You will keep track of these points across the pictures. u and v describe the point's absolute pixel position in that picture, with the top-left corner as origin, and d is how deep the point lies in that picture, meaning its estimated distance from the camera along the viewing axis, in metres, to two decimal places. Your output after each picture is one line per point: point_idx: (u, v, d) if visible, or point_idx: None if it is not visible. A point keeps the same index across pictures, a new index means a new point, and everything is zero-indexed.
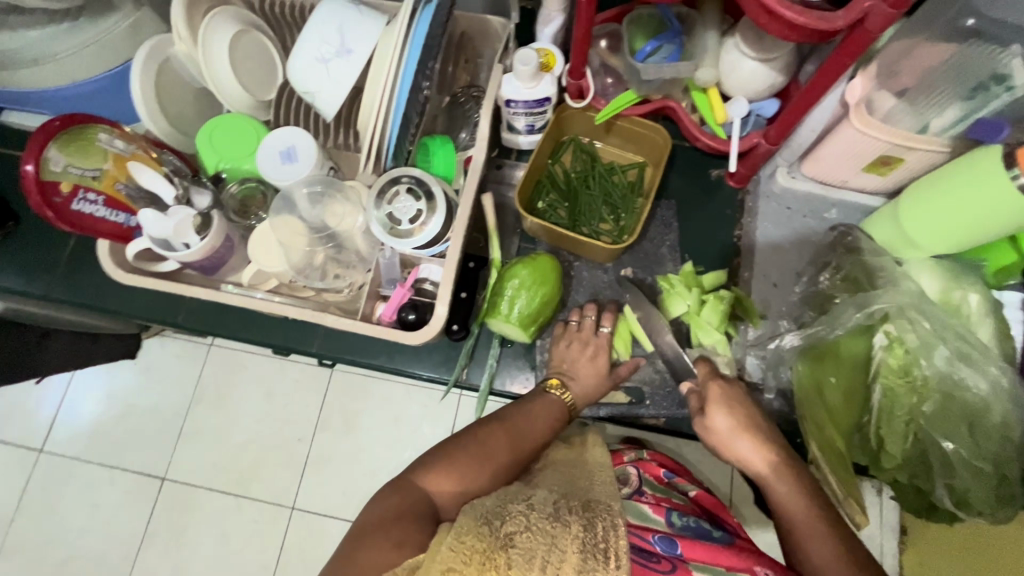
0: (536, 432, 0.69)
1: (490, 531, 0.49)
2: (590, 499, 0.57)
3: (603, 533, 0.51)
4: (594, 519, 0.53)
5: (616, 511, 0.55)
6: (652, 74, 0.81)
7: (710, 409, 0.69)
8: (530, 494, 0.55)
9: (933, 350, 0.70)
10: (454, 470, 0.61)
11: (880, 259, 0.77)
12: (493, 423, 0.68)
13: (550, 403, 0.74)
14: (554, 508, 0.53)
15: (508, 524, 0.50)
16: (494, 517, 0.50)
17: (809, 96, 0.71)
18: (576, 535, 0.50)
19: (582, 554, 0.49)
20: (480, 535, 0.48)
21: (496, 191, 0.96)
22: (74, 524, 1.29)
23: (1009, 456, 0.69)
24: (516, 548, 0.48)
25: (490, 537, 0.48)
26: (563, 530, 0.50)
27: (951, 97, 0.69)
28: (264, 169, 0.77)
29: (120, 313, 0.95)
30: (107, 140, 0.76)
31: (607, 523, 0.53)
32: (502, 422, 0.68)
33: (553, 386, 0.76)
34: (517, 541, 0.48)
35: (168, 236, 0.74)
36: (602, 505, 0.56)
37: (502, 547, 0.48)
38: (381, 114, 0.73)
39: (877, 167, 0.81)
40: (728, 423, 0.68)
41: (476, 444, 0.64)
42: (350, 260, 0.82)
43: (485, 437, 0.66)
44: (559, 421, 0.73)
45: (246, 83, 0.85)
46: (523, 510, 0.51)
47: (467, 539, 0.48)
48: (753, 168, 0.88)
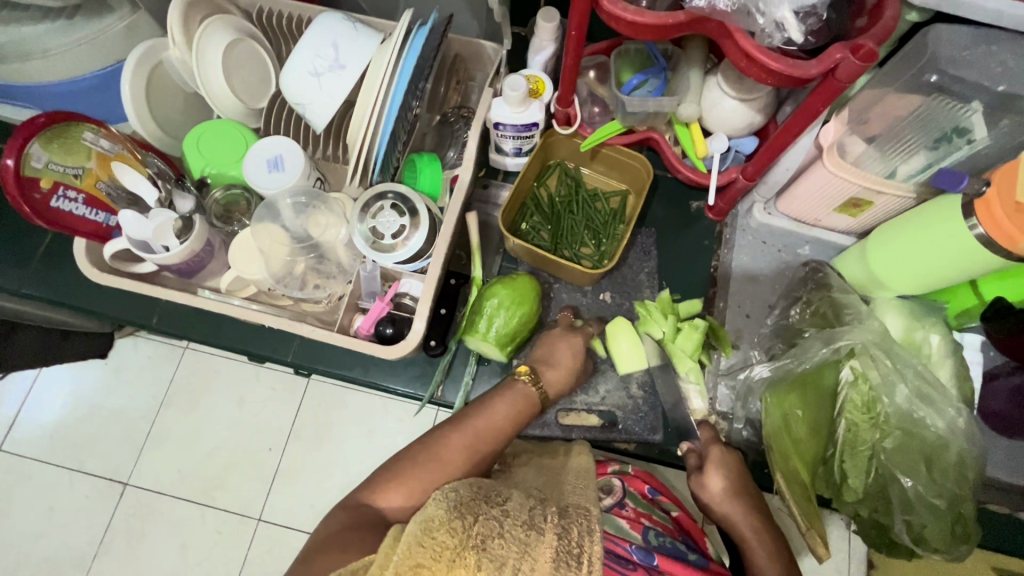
0: (498, 429, 0.67)
1: (463, 528, 0.48)
2: (566, 505, 0.57)
3: (578, 539, 0.52)
4: (569, 525, 0.53)
5: (592, 517, 0.55)
6: (636, 107, 0.84)
7: (709, 469, 0.73)
8: (506, 497, 0.54)
9: (895, 388, 0.72)
10: (409, 485, 0.59)
11: (848, 295, 0.79)
12: (452, 427, 0.65)
13: (518, 394, 0.71)
14: (529, 514, 0.53)
15: (481, 525, 0.49)
16: (466, 512, 0.50)
17: (784, 137, 0.74)
18: (551, 543, 0.50)
19: (556, 561, 0.49)
20: (451, 531, 0.48)
21: (481, 210, 0.97)
22: (28, 528, 1.24)
23: (963, 493, 0.70)
24: (488, 552, 0.48)
25: (462, 534, 0.48)
26: (538, 538, 0.50)
27: (917, 146, 0.73)
28: (250, 177, 0.78)
29: (93, 313, 0.93)
30: (93, 139, 0.76)
31: (583, 527, 0.53)
32: (462, 426, 0.65)
33: (523, 373, 0.74)
34: (489, 545, 0.48)
35: (148, 238, 0.74)
36: (579, 510, 0.56)
37: (474, 547, 0.48)
38: (370, 131, 0.75)
39: (847, 209, 0.84)
40: (721, 483, 0.72)
41: (433, 453, 0.62)
42: (331, 271, 0.82)
43: (444, 444, 0.63)
44: (529, 415, 0.71)
45: (238, 91, 0.86)
46: (498, 513, 0.51)
47: (437, 535, 0.47)
48: (730, 202, 0.91)
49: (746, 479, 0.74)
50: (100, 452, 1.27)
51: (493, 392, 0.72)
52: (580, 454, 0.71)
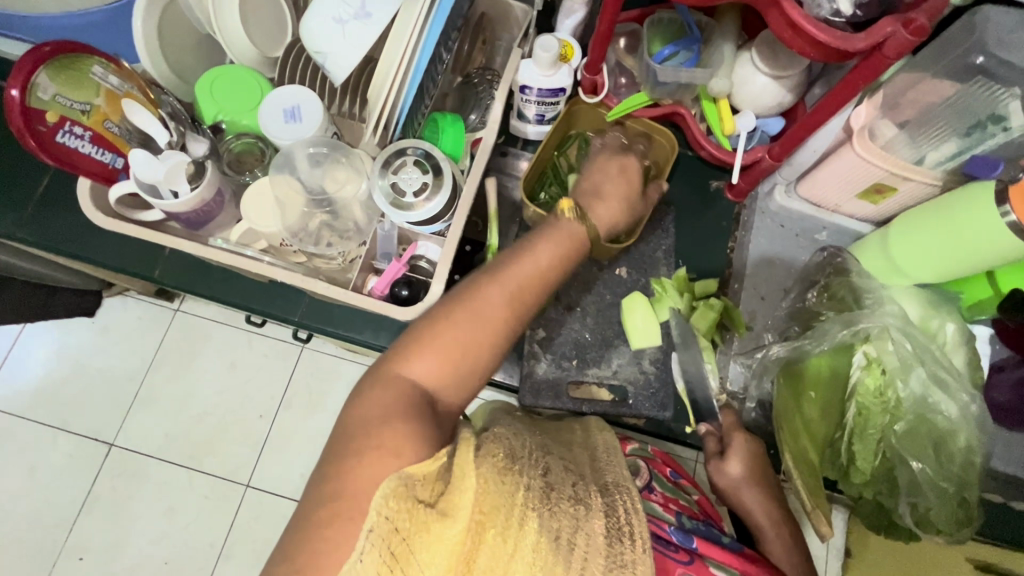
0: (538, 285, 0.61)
1: (525, 485, 0.49)
2: (606, 481, 0.59)
3: (625, 516, 0.55)
4: (615, 502, 0.56)
5: (634, 493, 0.58)
6: (668, 77, 0.82)
7: (730, 458, 0.75)
8: (550, 466, 0.55)
9: (910, 372, 0.73)
10: (443, 350, 0.55)
11: (866, 281, 0.80)
12: (490, 283, 0.58)
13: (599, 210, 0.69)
14: (574, 488, 0.55)
15: (537, 487, 0.50)
16: (522, 469, 0.51)
17: (817, 117, 0.72)
18: (603, 518, 0.53)
19: (609, 537, 0.52)
20: (516, 486, 0.49)
21: (498, 178, 0.95)
22: (11, 485, 1.21)
23: (970, 479, 0.72)
24: (545, 519, 0.49)
25: (523, 493, 0.49)
26: (589, 513, 0.53)
27: (949, 132, 0.73)
28: (266, 125, 0.75)
29: (91, 262, 0.90)
30: (102, 74, 0.72)
31: (627, 504, 0.56)
32: (499, 277, 0.59)
33: (566, 209, 0.67)
34: (547, 512, 0.49)
35: (157, 181, 0.71)
36: (620, 487, 0.58)
37: (536, 510, 0.49)
38: (395, 83, 0.72)
39: (870, 195, 0.83)
40: (742, 472, 0.74)
41: (468, 309, 0.56)
42: (346, 228, 0.79)
43: (489, 316, 0.57)
44: (575, 255, 0.65)
45: (255, 37, 0.82)
46: (548, 482, 0.52)
47: (506, 481, 0.48)
48: (753, 182, 0.89)
49: (764, 465, 0.76)
50: (89, 410, 1.24)
51: (539, 235, 0.65)
52: (602, 428, 0.69)
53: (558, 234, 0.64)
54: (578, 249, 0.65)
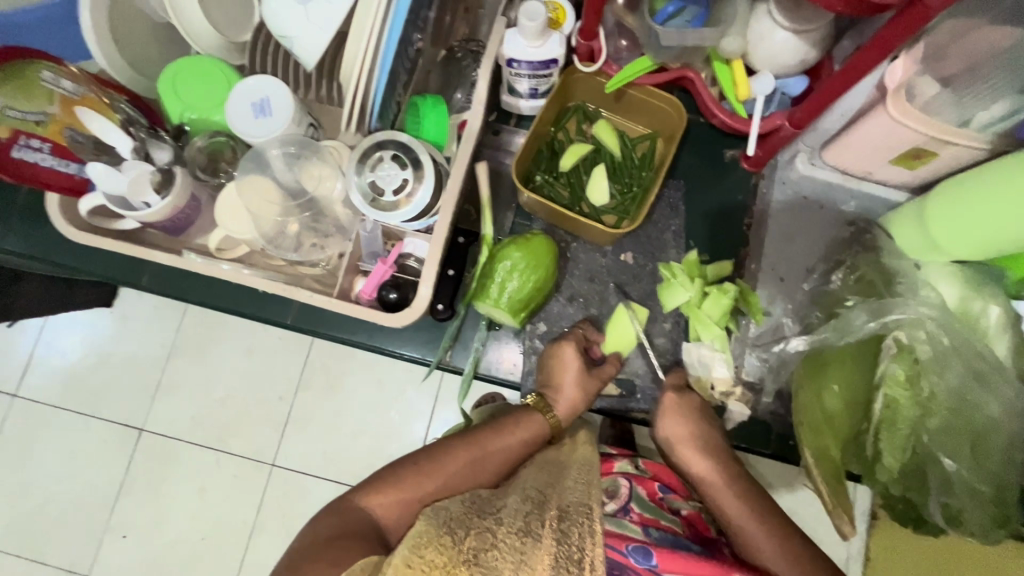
0: (508, 453, 0.66)
1: (454, 544, 0.48)
2: (566, 505, 0.53)
3: (578, 544, 0.49)
4: (569, 527, 0.50)
5: (593, 515, 0.51)
6: (673, 40, 0.73)
7: (664, 418, 0.72)
8: (500, 508, 0.53)
9: (947, 366, 0.67)
10: (402, 488, 0.59)
11: (899, 261, 0.73)
12: (461, 442, 0.64)
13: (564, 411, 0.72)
14: (524, 521, 0.51)
15: (473, 538, 0.48)
16: (456, 527, 0.50)
17: (846, 79, 0.64)
18: (548, 549, 0.48)
19: (555, 569, 0.47)
20: (441, 548, 0.47)
21: (492, 159, 0.88)
22: (47, 472, 1.26)
23: (1010, 478, 0.66)
24: (480, 566, 0.46)
25: (452, 550, 0.47)
26: (534, 546, 0.48)
27: (1003, 90, 0.61)
28: (235, 125, 0.69)
29: (79, 270, 0.87)
30: (53, 79, 0.67)
31: (584, 529, 0.50)
32: (466, 441, 0.64)
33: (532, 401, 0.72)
34: (482, 559, 0.47)
35: (124, 193, 0.66)
36: (581, 508, 0.52)
37: (466, 563, 0.46)
38: (364, 69, 0.65)
39: (907, 160, 0.74)
40: (676, 429, 0.71)
41: (433, 460, 0.61)
42: (329, 229, 0.75)
43: (450, 469, 0.61)
44: (538, 445, 0.69)
45: (216, 20, 0.75)
46: (490, 524, 0.50)
47: (425, 553, 0.46)
48: (772, 151, 0.80)
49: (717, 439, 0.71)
50: (113, 401, 1.26)
51: (504, 417, 0.69)
52: (589, 442, 0.68)
53: (526, 423, 0.69)
54: (539, 442, 0.69)
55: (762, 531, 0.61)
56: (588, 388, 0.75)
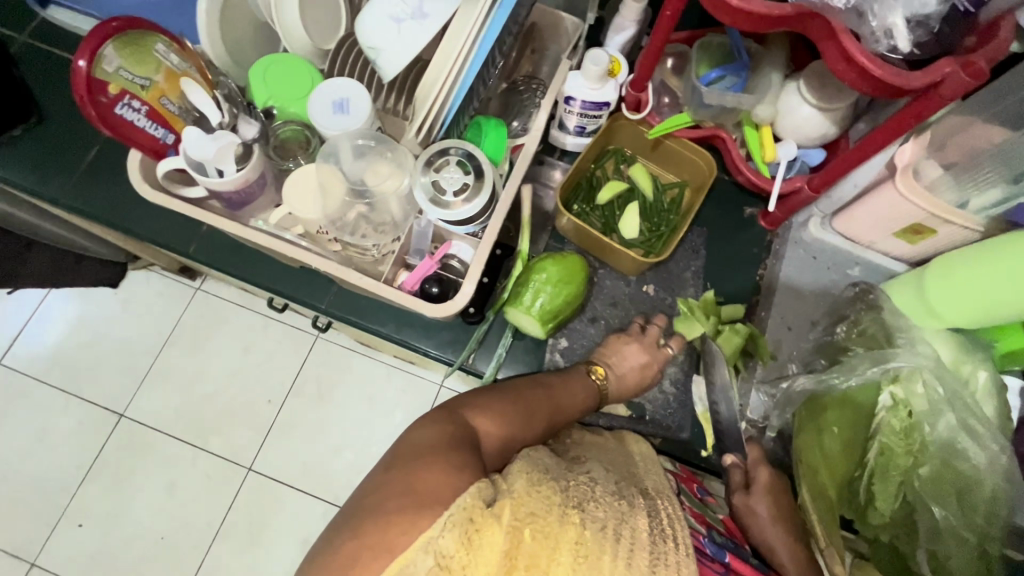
0: (571, 411, 0.71)
1: (564, 487, 0.48)
2: (647, 487, 0.57)
3: (666, 521, 0.52)
4: (656, 506, 0.53)
5: (674, 502, 0.55)
6: (713, 100, 0.83)
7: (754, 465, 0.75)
8: (589, 468, 0.55)
9: (939, 417, 0.71)
10: (499, 415, 0.61)
11: (900, 318, 0.79)
12: (540, 390, 0.68)
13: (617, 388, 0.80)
14: (617, 486, 0.53)
15: (577, 488, 0.49)
16: (559, 476, 0.50)
17: (861, 153, 0.73)
18: (645, 517, 0.50)
19: (652, 535, 0.49)
20: (553, 488, 0.48)
21: (534, 186, 0.96)
22: (18, 445, 1.23)
23: (993, 532, 0.70)
24: (588, 514, 0.47)
25: (561, 493, 0.47)
26: (631, 509, 0.50)
27: (997, 178, 0.72)
28: (314, 115, 0.77)
29: (124, 231, 0.91)
30: (164, 52, 0.74)
31: (670, 512, 0.53)
32: (544, 390, 0.69)
33: (597, 371, 0.78)
34: (588, 506, 0.47)
35: (207, 159, 0.72)
36: (660, 494, 0.56)
37: (576, 507, 0.47)
38: (445, 87, 0.73)
39: (909, 234, 0.83)
40: (768, 509, 0.71)
41: (519, 399, 0.65)
42: (381, 223, 0.80)
43: (533, 406, 0.66)
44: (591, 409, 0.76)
45: (313, 29, 0.84)
46: (589, 481, 0.51)
47: (543, 488, 0.47)
48: (789, 212, 0.89)
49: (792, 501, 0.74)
50: (100, 382, 1.26)
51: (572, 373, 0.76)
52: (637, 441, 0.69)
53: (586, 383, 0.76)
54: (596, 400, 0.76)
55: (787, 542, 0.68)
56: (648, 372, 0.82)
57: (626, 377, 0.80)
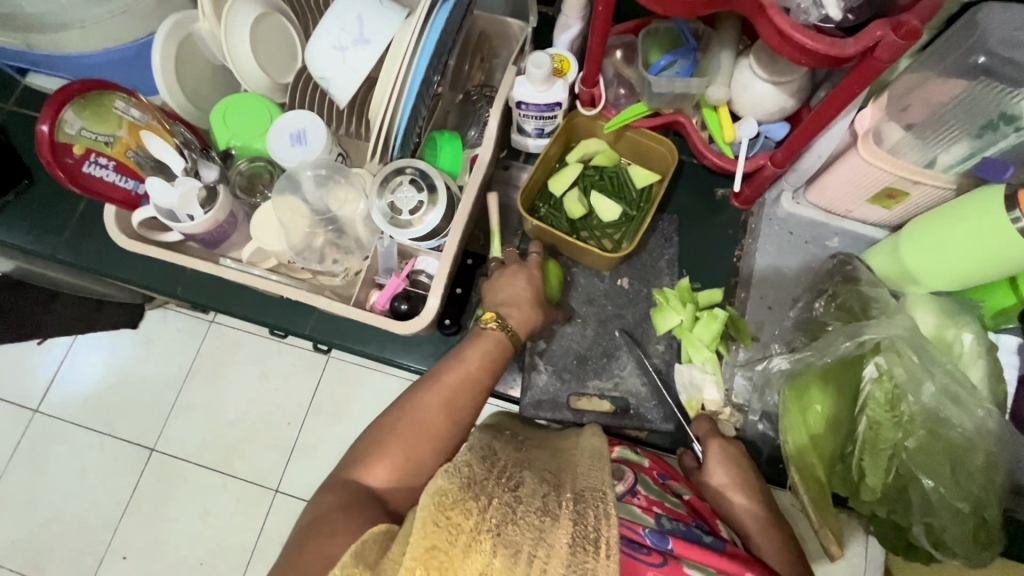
0: (474, 379, 0.66)
1: (478, 510, 0.48)
2: (581, 489, 0.55)
3: (594, 524, 0.50)
4: (585, 510, 0.52)
5: (608, 499, 0.53)
6: (663, 87, 0.82)
7: (710, 465, 0.73)
8: (518, 482, 0.54)
9: (921, 386, 0.69)
10: (392, 458, 0.60)
11: (877, 289, 0.77)
12: (430, 388, 0.64)
13: (518, 323, 0.73)
14: (542, 501, 0.52)
15: (493, 508, 0.49)
16: (478, 493, 0.50)
17: (818, 121, 0.70)
18: (566, 529, 0.49)
19: (572, 547, 0.48)
20: (467, 513, 0.48)
21: (502, 191, 0.97)
22: (60, 484, 1.25)
23: (989, 499, 0.68)
24: (503, 538, 0.47)
25: (476, 517, 0.48)
26: (552, 524, 0.49)
27: (961, 133, 0.69)
28: (273, 149, 0.79)
29: (118, 278, 0.96)
30: (124, 108, 0.78)
31: (599, 511, 0.52)
32: (437, 386, 0.65)
33: (489, 320, 0.71)
34: (504, 531, 0.48)
35: (173, 206, 0.76)
36: (595, 493, 0.54)
37: (489, 532, 0.47)
38: (391, 104, 0.74)
39: (882, 199, 0.81)
40: (726, 478, 0.71)
41: (411, 421, 0.62)
42: (350, 246, 0.83)
43: (418, 407, 0.63)
44: (502, 362, 0.70)
45: (265, 65, 0.86)
46: (510, 499, 0.51)
47: (451, 515, 0.47)
48: (758, 189, 0.88)
49: (757, 481, 0.72)
50: (131, 418, 1.27)
51: (465, 341, 0.70)
52: (593, 433, 0.69)
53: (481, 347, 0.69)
54: (501, 358, 0.70)
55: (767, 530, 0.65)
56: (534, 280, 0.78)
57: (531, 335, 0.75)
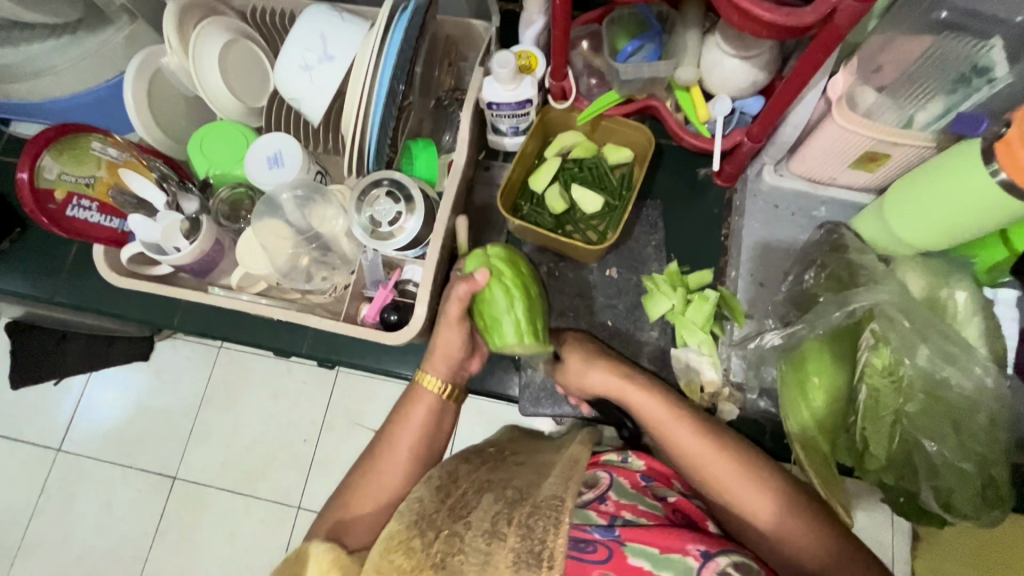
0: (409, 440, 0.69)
1: (422, 547, 0.54)
2: (540, 501, 0.57)
3: (541, 537, 0.52)
4: (535, 522, 0.54)
5: (562, 508, 0.54)
6: (630, 74, 0.82)
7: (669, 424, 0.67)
8: (471, 508, 0.60)
9: (915, 350, 0.68)
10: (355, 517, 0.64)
11: (865, 256, 0.77)
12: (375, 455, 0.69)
13: (434, 367, 0.73)
14: (492, 522, 0.57)
15: (440, 544, 0.55)
16: (425, 529, 0.56)
17: (789, 91, 0.69)
18: (511, 548, 0.52)
19: (516, 564, 0.51)
20: (409, 552, 0.53)
21: (484, 192, 0.97)
22: (88, 522, 1.27)
23: (995, 457, 0.67)
24: (447, 569, 0.52)
25: (419, 554, 0.53)
26: (498, 547, 0.53)
27: (934, 90, 0.68)
28: (252, 173, 0.80)
29: (117, 315, 0.97)
30: (101, 148, 0.80)
31: (549, 521, 0.53)
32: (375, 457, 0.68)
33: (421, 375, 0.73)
34: (449, 561, 0.53)
35: (158, 240, 0.76)
36: (552, 502, 0.55)
37: (433, 566, 0.52)
38: (360, 119, 0.75)
39: (864, 164, 0.79)
40: (663, 412, 0.69)
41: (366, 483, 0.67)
42: (335, 262, 0.83)
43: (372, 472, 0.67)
44: (437, 417, 0.72)
45: (237, 91, 0.87)
46: (458, 527, 0.57)
47: (394, 555, 0.53)
48: (739, 166, 0.87)
49: (699, 414, 0.69)
50: (149, 448, 1.28)
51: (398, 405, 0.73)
52: (579, 442, 0.74)
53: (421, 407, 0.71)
54: (438, 420, 0.72)
55: (755, 488, 0.62)
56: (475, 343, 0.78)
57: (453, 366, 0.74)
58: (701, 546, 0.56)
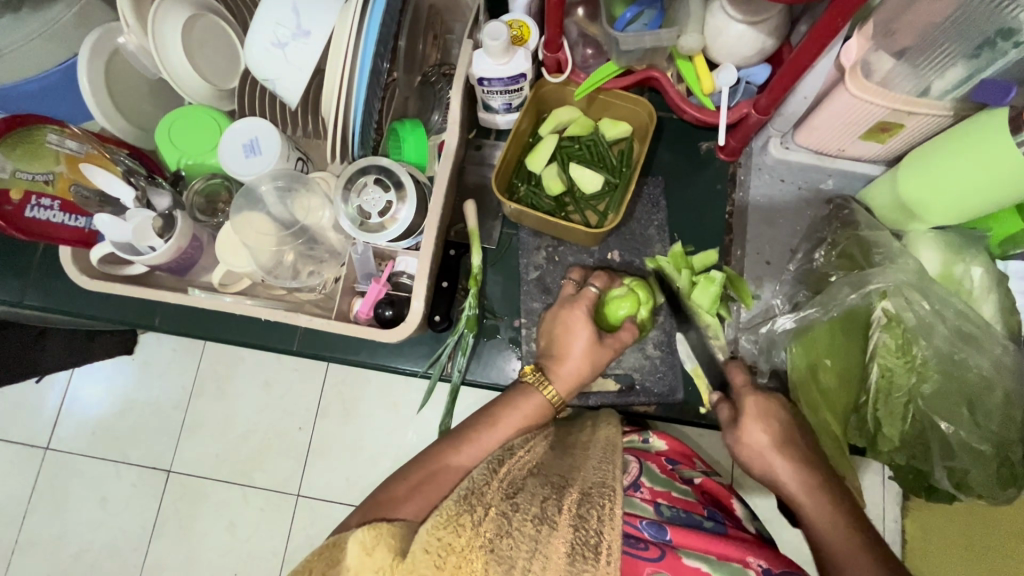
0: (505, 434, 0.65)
1: (472, 525, 0.50)
2: (588, 487, 0.58)
3: (596, 528, 0.53)
4: (588, 512, 0.55)
5: (614, 498, 0.56)
6: (631, 44, 0.76)
7: (747, 423, 0.65)
8: (520, 489, 0.57)
9: (932, 331, 0.67)
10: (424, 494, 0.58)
11: (876, 233, 0.75)
12: (447, 445, 0.64)
13: (564, 386, 0.70)
14: (542, 507, 0.55)
15: (489, 521, 0.52)
16: (474, 505, 0.53)
17: (802, 59, 0.65)
18: (565, 536, 0.52)
19: (570, 556, 0.51)
20: (459, 530, 0.49)
21: (476, 173, 0.91)
22: (84, 518, 1.24)
23: (1010, 436, 0.66)
24: (496, 552, 0.50)
25: (469, 532, 0.50)
26: (550, 533, 0.52)
27: (954, 56, 0.64)
28: (226, 163, 0.74)
29: (91, 316, 0.92)
30: (57, 141, 0.73)
31: (603, 512, 0.55)
32: (463, 441, 0.64)
33: (528, 374, 0.70)
34: (498, 545, 0.50)
35: (131, 240, 0.71)
36: (602, 491, 0.57)
37: (482, 549, 0.50)
38: (341, 100, 0.69)
39: (875, 134, 0.75)
40: (763, 437, 0.63)
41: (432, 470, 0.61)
42: (323, 255, 0.79)
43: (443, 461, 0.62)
44: (540, 423, 0.68)
45: (204, 72, 0.80)
46: (507, 507, 0.54)
47: (443, 533, 0.49)
48: (744, 139, 0.82)
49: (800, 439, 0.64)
50: (142, 444, 1.24)
51: (505, 395, 0.69)
52: (609, 424, 0.71)
53: (525, 406, 0.67)
54: (543, 421, 0.68)
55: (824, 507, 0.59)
56: (597, 359, 0.71)
57: (571, 373, 0.70)
58: (763, 561, 0.57)
